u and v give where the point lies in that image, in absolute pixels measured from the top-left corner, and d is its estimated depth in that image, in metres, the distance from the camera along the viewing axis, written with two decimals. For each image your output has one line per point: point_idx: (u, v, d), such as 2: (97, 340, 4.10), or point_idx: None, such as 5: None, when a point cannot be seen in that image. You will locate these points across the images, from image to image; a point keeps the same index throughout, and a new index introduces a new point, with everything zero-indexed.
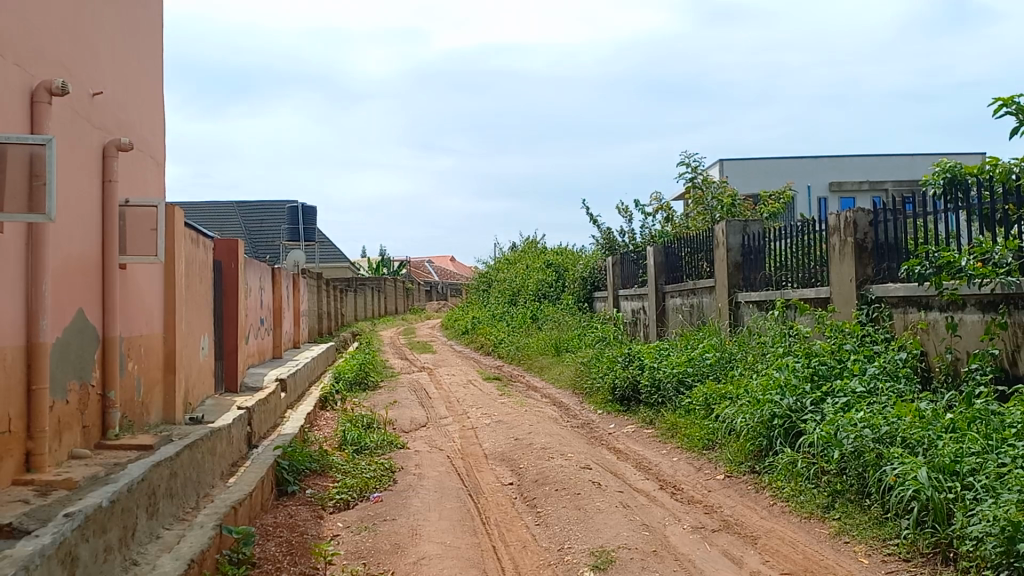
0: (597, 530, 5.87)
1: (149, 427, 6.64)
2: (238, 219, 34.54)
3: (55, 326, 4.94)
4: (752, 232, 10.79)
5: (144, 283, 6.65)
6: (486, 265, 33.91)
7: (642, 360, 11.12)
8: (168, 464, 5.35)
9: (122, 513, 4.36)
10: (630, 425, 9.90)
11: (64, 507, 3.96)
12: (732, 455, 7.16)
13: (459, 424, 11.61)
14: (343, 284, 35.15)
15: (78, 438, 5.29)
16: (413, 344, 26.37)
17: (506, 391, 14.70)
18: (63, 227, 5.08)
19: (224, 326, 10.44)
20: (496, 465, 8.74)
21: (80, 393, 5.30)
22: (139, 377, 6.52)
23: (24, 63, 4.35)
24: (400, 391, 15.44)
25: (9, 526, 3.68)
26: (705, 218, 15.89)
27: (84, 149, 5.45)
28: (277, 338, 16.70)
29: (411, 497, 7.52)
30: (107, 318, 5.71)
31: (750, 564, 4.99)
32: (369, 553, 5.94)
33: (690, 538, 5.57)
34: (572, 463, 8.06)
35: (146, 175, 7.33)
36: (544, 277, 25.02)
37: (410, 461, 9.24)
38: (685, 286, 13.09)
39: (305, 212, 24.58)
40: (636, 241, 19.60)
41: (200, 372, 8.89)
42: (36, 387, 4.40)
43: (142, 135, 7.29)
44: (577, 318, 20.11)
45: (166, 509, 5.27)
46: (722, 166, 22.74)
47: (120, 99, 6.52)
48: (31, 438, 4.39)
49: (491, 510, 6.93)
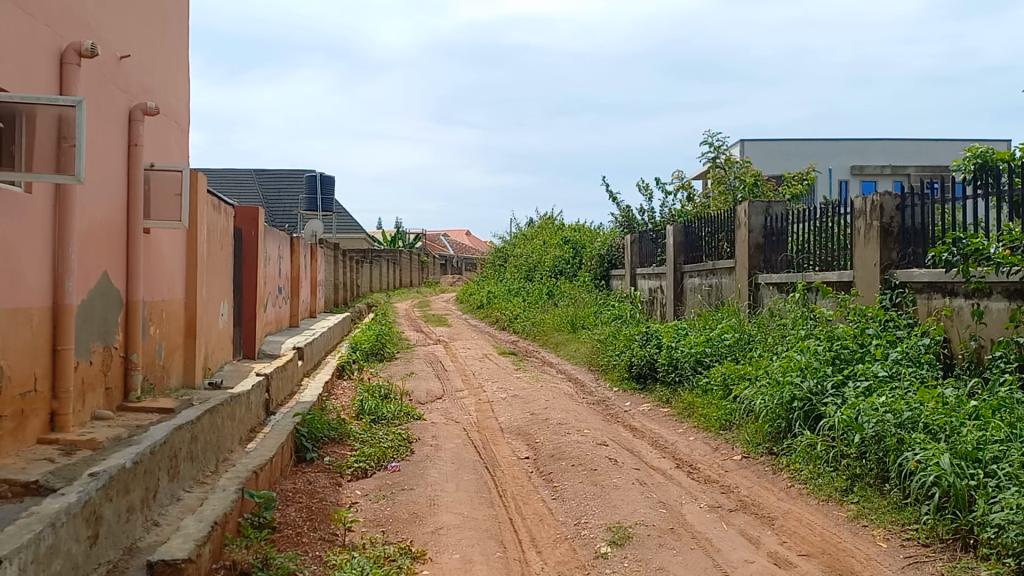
0: (614, 506, 5.83)
1: (169, 390, 6.66)
2: (256, 187, 34.56)
3: (79, 288, 4.92)
4: (775, 213, 10.60)
5: (168, 248, 6.63)
6: (503, 240, 33.74)
7: (660, 339, 11.04)
8: (190, 428, 5.39)
9: (145, 475, 4.40)
10: (646, 403, 9.83)
11: (89, 467, 3.96)
12: (749, 436, 7.08)
13: (474, 398, 11.57)
14: (361, 254, 35.16)
15: (101, 399, 5.31)
16: (429, 317, 26.37)
17: (522, 366, 14.67)
18: (91, 187, 5.05)
19: (243, 293, 10.43)
20: (512, 439, 8.70)
21: (104, 355, 5.30)
22: (161, 342, 6.52)
23: (53, 24, 4.27)
24: (416, 363, 15.43)
25: (36, 482, 3.65)
26: (726, 198, 15.69)
27: (111, 111, 5.40)
28: (293, 306, 16.67)
29: (428, 467, 7.49)
30: (131, 282, 5.70)
31: (767, 545, 4.94)
32: (387, 521, 5.95)
33: (707, 517, 5.52)
34: (588, 439, 8.00)
35: (170, 141, 7.28)
36: (561, 253, 24.90)
37: (426, 432, 9.22)
38: (704, 266, 12.94)
39: (323, 181, 24.49)
40: (655, 220, 19.44)
41: (219, 338, 8.90)
42: (61, 347, 4.38)
43: (168, 100, 7.23)
44: (592, 295, 20.01)
45: (187, 472, 5.32)
46: (744, 146, 22.41)
47: (147, 62, 6.46)
48: (56, 398, 4.38)
49: (508, 483, 6.91)
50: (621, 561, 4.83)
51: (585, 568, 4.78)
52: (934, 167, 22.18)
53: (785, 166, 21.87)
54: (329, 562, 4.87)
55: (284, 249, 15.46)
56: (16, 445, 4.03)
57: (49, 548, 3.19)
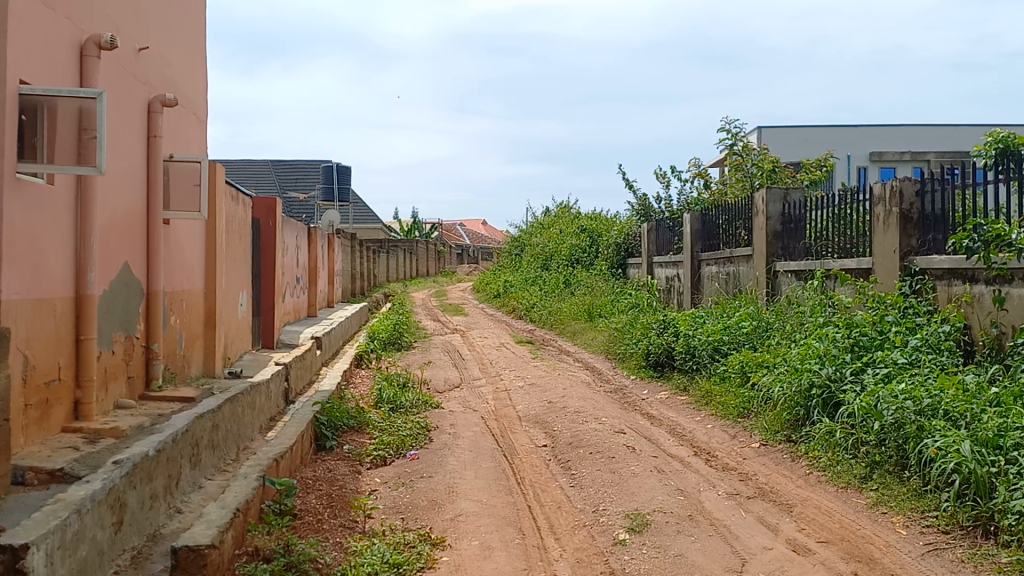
0: (632, 493, 5.86)
1: (189, 379, 6.76)
2: (274, 177, 34.76)
3: (102, 279, 5.01)
4: (794, 201, 10.53)
5: (186, 238, 6.71)
6: (519, 229, 33.72)
7: (678, 327, 11.04)
8: (211, 417, 5.50)
9: (167, 463, 4.51)
10: (663, 391, 9.86)
11: (112, 455, 4.04)
12: (767, 424, 7.09)
13: (493, 386, 11.62)
14: (378, 244, 35.28)
15: (124, 388, 5.41)
16: (447, 305, 26.40)
17: (539, 354, 14.71)
18: (111, 178, 5.13)
19: (262, 283, 10.49)
20: (529, 428, 8.76)
21: (126, 345, 5.40)
22: (181, 332, 6.63)
23: (73, 17, 4.31)
24: (434, 351, 15.51)
25: (61, 470, 3.70)
26: (743, 185, 15.63)
27: (130, 102, 5.47)
28: (311, 296, 16.80)
29: (447, 456, 7.54)
30: (151, 272, 5.78)
31: (786, 532, 4.96)
32: (407, 508, 6.03)
33: (725, 504, 5.55)
34: (606, 427, 8.01)
35: (189, 132, 7.36)
36: (578, 242, 24.88)
37: (445, 420, 9.26)
38: (721, 254, 12.88)
39: (339, 171, 24.59)
40: (671, 208, 19.41)
41: (238, 328, 9.01)
42: (84, 337, 4.44)
43: (187, 92, 7.31)
44: (610, 284, 19.99)
45: (209, 460, 5.46)
46: (761, 133, 22.21)
47: (165, 55, 6.54)
48: (79, 387, 4.45)
49: (526, 471, 6.98)
50: (639, 547, 4.87)
51: (603, 554, 4.83)
52: (954, 152, 21.96)
53: (805, 152, 21.68)
54: (349, 548, 4.94)
55: (302, 239, 15.60)
56: (42, 434, 4.10)
57: (75, 534, 3.29)
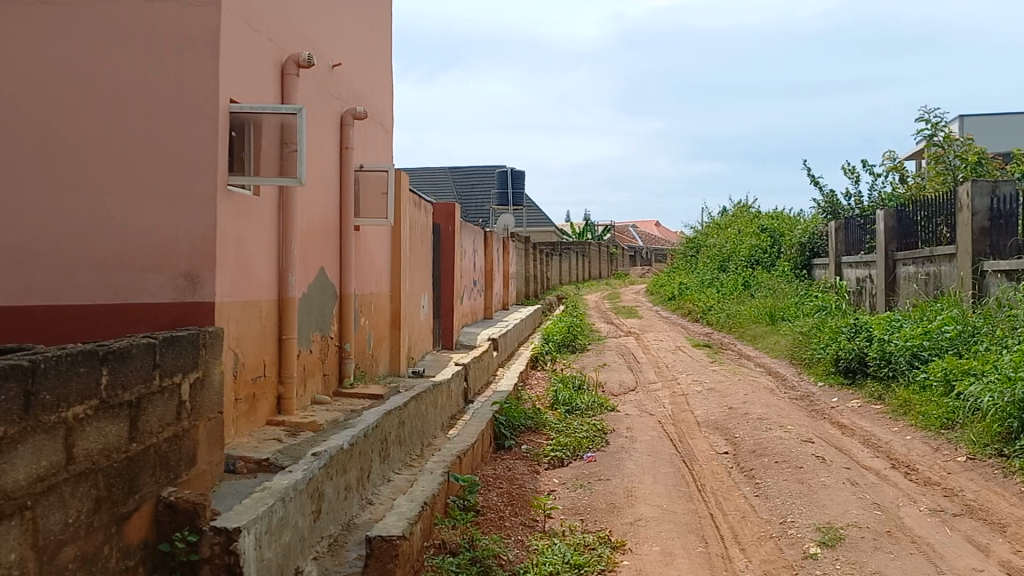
0: (823, 505, 5.49)
1: (377, 378, 7.03)
2: (451, 184, 35.87)
3: (301, 282, 5.30)
4: (1004, 193, 9.35)
5: (374, 244, 7.00)
6: (694, 231, 32.90)
7: (871, 331, 10.30)
8: (399, 414, 5.69)
9: (360, 457, 4.68)
10: (855, 400, 9.22)
11: (311, 447, 4.24)
12: (975, 437, 6.46)
13: (669, 390, 11.32)
14: (552, 248, 35.57)
15: (320, 384, 5.69)
16: (621, 308, 26.16)
17: (718, 358, 14.21)
18: (309, 187, 5.41)
19: (442, 286, 10.80)
20: (709, 434, 8.42)
21: (322, 344, 5.68)
22: (371, 333, 6.92)
23: (275, 39, 4.55)
24: (609, 354, 15.34)
25: (268, 460, 3.92)
26: (945, 178, 14.41)
27: (324, 116, 5.77)
28: (488, 299, 17.16)
29: (625, 459, 7.38)
30: (343, 275, 6.06)
31: (1000, 555, 4.47)
32: (586, 510, 5.96)
33: (927, 521, 5.09)
34: (792, 435, 7.59)
35: (376, 143, 7.68)
36: (758, 242, 23.91)
37: (621, 424, 9.09)
38: (920, 253, 11.92)
39: (515, 177, 25.01)
40: (862, 205, 18.22)
41: (421, 329, 9.30)
42: (286, 336, 4.70)
43: (374, 105, 7.64)
44: (793, 286, 19.03)
45: (397, 455, 5.63)
46: (964, 121, 20.45)
47: (355, 71, 6.84)
48: (282, 383, 4.72)
49: (707, 477, 6.73)
50: (833, 562, 4.52)
51: (793, 568, 4.52)
52: None
53: (1016, 140, 19.73)
54: (530, 546, 4.96)
55: (479, 243, 15.95)
56: (250, 426, 4.38)
57: (280, 520, 3.44)
